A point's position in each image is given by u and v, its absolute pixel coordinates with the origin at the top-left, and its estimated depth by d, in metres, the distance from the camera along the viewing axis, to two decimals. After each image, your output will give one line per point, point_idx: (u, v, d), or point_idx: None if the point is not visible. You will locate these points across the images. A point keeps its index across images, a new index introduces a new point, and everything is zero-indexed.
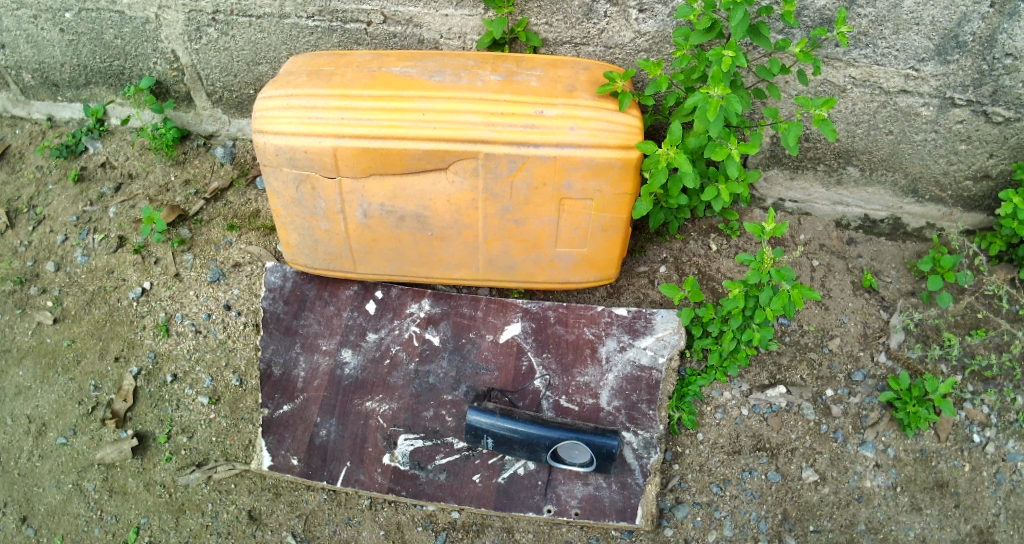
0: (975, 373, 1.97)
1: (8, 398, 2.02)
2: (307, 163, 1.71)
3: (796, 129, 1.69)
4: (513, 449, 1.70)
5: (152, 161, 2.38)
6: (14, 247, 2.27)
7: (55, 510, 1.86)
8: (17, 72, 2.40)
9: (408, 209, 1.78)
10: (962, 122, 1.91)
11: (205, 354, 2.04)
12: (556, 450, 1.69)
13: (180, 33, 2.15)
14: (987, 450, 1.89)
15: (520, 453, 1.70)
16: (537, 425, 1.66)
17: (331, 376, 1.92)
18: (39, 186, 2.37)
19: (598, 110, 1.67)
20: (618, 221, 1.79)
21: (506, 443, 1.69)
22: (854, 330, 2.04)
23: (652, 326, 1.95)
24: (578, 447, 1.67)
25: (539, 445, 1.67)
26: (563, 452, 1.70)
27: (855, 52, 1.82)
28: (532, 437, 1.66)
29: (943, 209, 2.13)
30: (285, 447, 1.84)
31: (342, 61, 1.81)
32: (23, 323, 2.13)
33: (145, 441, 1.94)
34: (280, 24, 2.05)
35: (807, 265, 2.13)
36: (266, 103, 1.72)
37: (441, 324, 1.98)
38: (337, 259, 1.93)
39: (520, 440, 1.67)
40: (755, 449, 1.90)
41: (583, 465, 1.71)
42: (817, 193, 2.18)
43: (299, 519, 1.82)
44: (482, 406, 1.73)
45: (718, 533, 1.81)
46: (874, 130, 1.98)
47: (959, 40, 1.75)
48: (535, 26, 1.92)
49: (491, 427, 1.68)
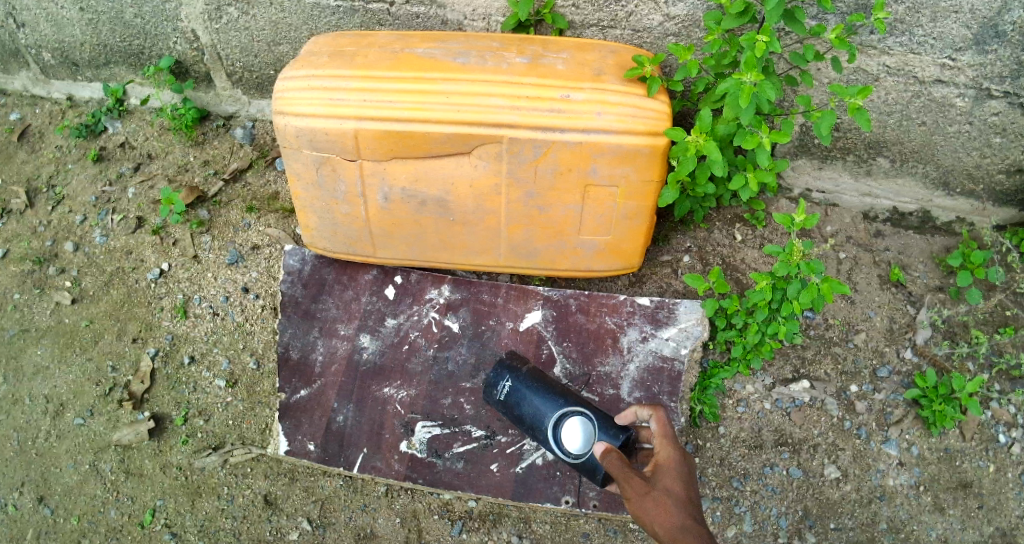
0: (1002, 372, 1.93)
1: (26, 378, 2.02)
2: (328, 145, 1.68)
3: (829, 119, 1.65)
4: (519, 401, 1.59)
5: (171, 142, 2.37)
6: (33, 226, 2.26)
7: (72, 490, 1.87)
8: (37, 51, 2.39)
9: (430, 194, 1.75)
10: (998, 114, 1.85)
11: (222, 337, 2.03)
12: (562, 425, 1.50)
13: (201, 12, 2.13)
14: (1013, 451, 1.84)
15: (524, 409, 1.57)
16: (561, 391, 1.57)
17: (349, 361, 1.90)
18: (58, 165, 2.37)
19: (626, 96, 1.63)
20: (644, 209, 1.75)
21: (520, 387, 1.60)
22: (881, 325, 2.00)
23: (675, 316, 1.92)
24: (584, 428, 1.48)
25: (547, 399, 1.55)
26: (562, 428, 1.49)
27: (890, 40, 1.77)
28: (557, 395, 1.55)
29: (974, 203, 2.08)
30: (302, 432, 1.82)
31: (364, 42, 1.77)
32: (42, 303, 2.12)
33: (161, 423, 1.93)
34: (301, 4, 2.02)
35: (834, 258, 2.09)
36: (287, 84, 1.69)
37: (461, 311, 1.95)
38: (357, 243, 1.91)
39: (534, 389, 1.58)
40: (777, 444, 1.87)
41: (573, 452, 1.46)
42: (845, 184, 2.13)
43: (315, 505, 1.81)
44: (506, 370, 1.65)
45: (737, 529, 1.79)
46: (907, 121, 1.92)
47: (999, 29, 1.70)
48: (561, 8, 1.88)
49: (519, 366, 1.64)
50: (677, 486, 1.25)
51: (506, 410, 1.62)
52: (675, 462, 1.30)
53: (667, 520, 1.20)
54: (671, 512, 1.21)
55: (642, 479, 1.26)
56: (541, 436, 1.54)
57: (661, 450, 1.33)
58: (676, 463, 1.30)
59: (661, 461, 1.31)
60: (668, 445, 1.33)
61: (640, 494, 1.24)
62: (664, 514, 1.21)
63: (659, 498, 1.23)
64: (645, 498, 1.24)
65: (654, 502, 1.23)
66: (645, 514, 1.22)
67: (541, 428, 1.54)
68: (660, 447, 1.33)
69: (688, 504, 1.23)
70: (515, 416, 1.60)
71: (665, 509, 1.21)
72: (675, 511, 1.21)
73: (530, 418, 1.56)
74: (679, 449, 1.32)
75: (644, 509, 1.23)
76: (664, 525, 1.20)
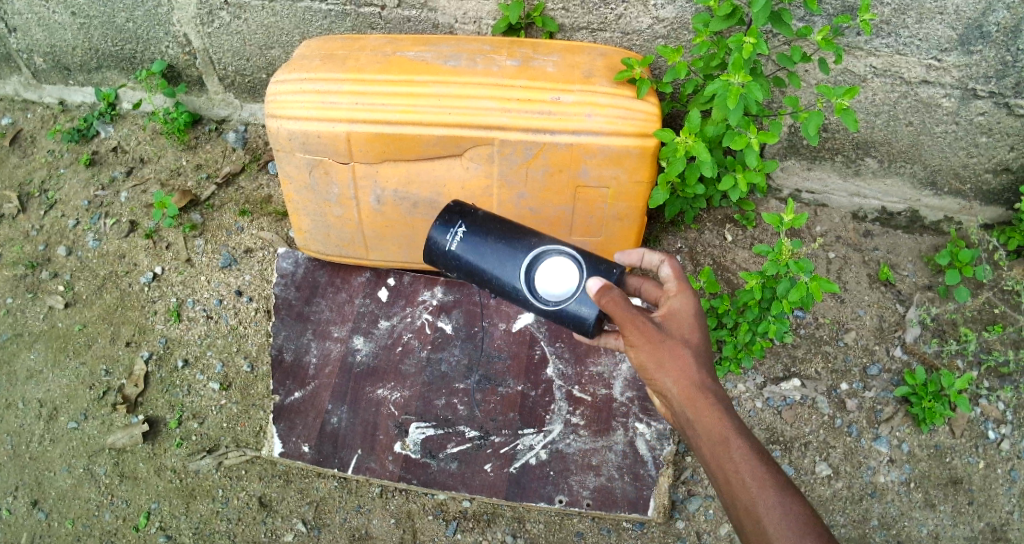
0: (991, 369, 1.95)
1: (20, 382, 2.02)
2: (320, 147, 1.69)
3: (817, 118, 1.67)
4: (480, 249, 1.54)
5: (164, 145, 2.37)
6: (25, 231, 2.26)
7: (66, 494, 1.87)
8: (29, 56, 2.39)
9: (422, 196, 1.76)
10: (984, 113, 1.87)
11: (216, 340, 2.04)
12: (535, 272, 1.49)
13: (193, 17, 2.13)
14: (1002, 447, 1.87)
15: (487, 257, 1.53)
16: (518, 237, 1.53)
17: (343, 363, 1.91)
18: (51, 169, 2.36)
19: (615, 97, 1.64)
20: (635, 210, 1.77)
21: (481, 234, 1.56)
22: (870, 323, 2.02)
23: None
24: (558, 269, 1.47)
25: (517, 242, 1.53)
26: (540, 271, 1.49)
27: (877, 41, 1.79)
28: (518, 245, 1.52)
29: (962, 202, 2.10)
30: (296, 434, 1.82)
31: (356, 45, 1.78)
32: (35, 307, 2.12)
33: (155, 426, 1.93)
34: (293, 8, 2.04)
35: (824, 258, 2.11)
36: (278, 87, 1.69)
37: (453, 312, 1.96)
38: (350, 245, 1.91)
39: (493, 238, 1.54)
40: (769, 442, 1.88)
41: (557, 294, 1.45)
42: (834, 184, 2.16)
43: (310, 506, 1.82)
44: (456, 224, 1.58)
45: (730, 527, 1.80)
46: (894, 121, 1.95)
47: (983, 30, 1.72)
48: (551, 11, 1.89)
49: (476, 211, 1.61)
50: (694, 335, 1.27)
51: (462, 267, 1.57)
52: (689, 310, 1.32)
53: (684, 369, 1.21)
54: (687, 360, 1.22)
55: (653, 324, 1.25)
56: (508, 287, 1.51)
57: (674, 298, 1.34)
58: (690, 311, 1.31)
59: (674, 309, 1.32)
60: (682, 293, 1.35)
61: (653, 339, 1.24)
62: (680, 363, 1.22)
63: (673, 348, 1.23)
64: (658, 343, 1.23)
65: (669, 349, 1.23)
66: (658, 358, 1.23)
67: (510, 276, 1.50)
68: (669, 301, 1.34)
69: (703, 354, 1.25)
70: (474, 270, 1.55)
71: (682, 358, 1.22)
72: (691, 359, 1.22)
73: (495, 266, 1.52)
74: (693, 297, 1.34)
75: (655, 353, 1.23)
76: (679, 378, 1.21)
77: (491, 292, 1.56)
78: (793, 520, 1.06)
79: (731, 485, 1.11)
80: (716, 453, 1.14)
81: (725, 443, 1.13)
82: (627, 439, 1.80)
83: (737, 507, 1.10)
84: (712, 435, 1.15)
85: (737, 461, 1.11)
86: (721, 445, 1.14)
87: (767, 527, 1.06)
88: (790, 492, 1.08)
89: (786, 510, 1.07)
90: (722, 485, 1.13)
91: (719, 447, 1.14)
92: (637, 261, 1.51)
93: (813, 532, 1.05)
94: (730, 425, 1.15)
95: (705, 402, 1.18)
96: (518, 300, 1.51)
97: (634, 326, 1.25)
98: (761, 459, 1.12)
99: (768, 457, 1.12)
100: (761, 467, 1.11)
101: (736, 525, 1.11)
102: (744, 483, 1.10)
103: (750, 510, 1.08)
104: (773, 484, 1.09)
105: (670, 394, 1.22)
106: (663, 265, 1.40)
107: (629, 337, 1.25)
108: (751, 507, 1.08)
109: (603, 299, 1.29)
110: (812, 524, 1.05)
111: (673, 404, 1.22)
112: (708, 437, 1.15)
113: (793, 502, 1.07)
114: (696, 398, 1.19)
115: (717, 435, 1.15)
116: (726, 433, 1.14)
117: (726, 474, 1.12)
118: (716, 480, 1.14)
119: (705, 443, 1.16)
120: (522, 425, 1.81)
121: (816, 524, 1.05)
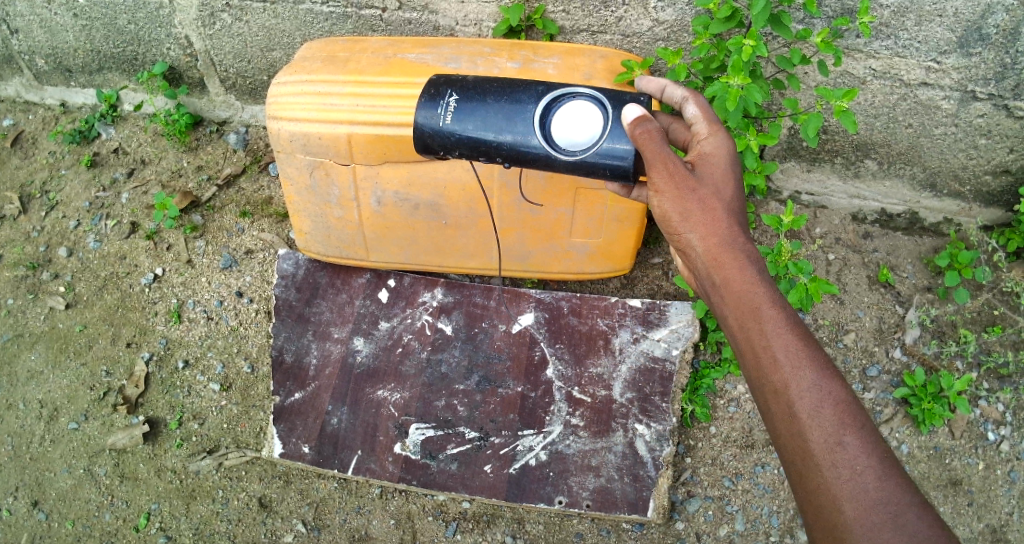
0: (991, 371, 1.96)
1: (20, 383, 2.02)
2: (321, 149, 1.68)
3: (816, 121, 1.68)
4: (479, 111, 1.36)
5: (165, 147, 2.38)
6: (27, 232, 2.26)
7: (66, 495, 1.88)
8: (30, 57, 2.39)
9: (423, 198, 1.77)
10: (983, 116, 1.87)
11: (216, 341, 2.04)
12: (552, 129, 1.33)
13: (194, 19, 2.14)
14: (1001, 448, 1.88)
15: (490, 120, 1.34)
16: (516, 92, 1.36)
17: (343, 364, 1.91)
18: (52, 171, 2.37)
19: None
20: (635, 212, 1.77)
21: (476, 97, 1.37)
22: (870, 325, 2.02)
23: (666, 318, 1.93)
24: (578, 120, 1.31)
25: (521, 95, 1.35)
26: (556, 118, 1.33)
27: (876, 44, 1.79)
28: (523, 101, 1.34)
29: (961, 204, 2.10)
30: (296, 435, 1.83)
31: (357, 48, 1.76)
32: (36, 308, 2.13)
33: (155, 427, 1.94)
34: (294, 10, 2.04)
35: (823, 259, 2.12)
36: (280, 89, 1.68)
37: (453, 313, 1.97)
38: (350, 247, 1.92)
39: (488, 99, 1.36)
40: (768, 444, 1.88)
41: (585, 140, 1.30)
42: (834, 186, 2.16)
43: (310, 507, 1.83)
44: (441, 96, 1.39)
45: (729, 528, 1.80)
46: (894, 123, 1.95)
47: (982, 32, 1.72)
48: (552, 13, 1.90)
49: (461, 79, 1.42)
50: (727, 186, 1.19)
51: (462, 139, 1.37)
52: (719, 156, 1.23)
53: (712, 224, 1.14)
54: (716, 213, 1.15)
55: (686, 172, 1.17)
56: (523, 146, 1.33)
57: (705, 142, 1.27)
58: (720, 157, 1.23)
59: (703, 155, 1.24)
60: (714, 136, 1.27)
61: (682, 187, 1.16)
62: (709, 217, 1.15)
63: (705, 201, 1.15)
64: (688, 190, 1.16)
65: (700, 202, 1.15)
66: (685, 210, 1.16)
67: (523, 135, 1.33)
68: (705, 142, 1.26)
69: (735, 208, 1.17)
70: (477, 137, 1.35)
71: (712, 212, 1.15)
72: (722, 212, 1.15)
73: (503, 126, 1.34)
74: (725, 141, 1.26)
75: (682, 204, 1.16)
76: (706, 235, 1.14)
77: (498, 160, 1.37)
78: (827, 401, 0.99)
79: (759, 361, 1.04)
80: (745, 323, 1.06)
81: (756, 312, 1.06)
82: (627, 440, 1.80)
83: (764, 384, 1.03)
84: (742, 301, 1.08)
85: (768, 335, 1.04)
86: (751, 315, 1.06)
87: (797, 407, 0.99)
88: (828, 373, 1.00)
89: (821, 390, 0.99)
90: (748, 359, 1.06)
91: (749, 317, 1.06)
92: (658, 91, 1.46)
93: (845, 415, 0.98)
94: (765, 295, 1.07)
95: (733, 264, 1.11)
96: (535, 159, 1.34)
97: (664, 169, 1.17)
98: (803, 343, 1.03)
99: (806, 332, 1.04)
100: (795, 340, 1.03)
101: (759, 399, 1.05)
102: (773, 356, 1.02)
103: (779, 390, 1.01)
104: (810, 361, 1.01)
105: (697, 251, 1.15)
106: (689, 105, 1.33)
107: (657, 181, 1.18)
108: (781, 386, 1.01)
109: (639, 131, 1.20)
110: (845, 406, 0.99)
111: (698, 262, 1.15)
112: (737, 302, 1.08)
113: (830, 384, 0.99)
114: (724, 259, 1.12)
115: (747, 304, 1.07)
116: (759, 302, 1.06)
117: (755, 346, 1.05)
118: (742, 351, 1.07)
119: (732, 309, 1.09)
120: (522, 426, 1.82)
121: (851, 408, 0.99)
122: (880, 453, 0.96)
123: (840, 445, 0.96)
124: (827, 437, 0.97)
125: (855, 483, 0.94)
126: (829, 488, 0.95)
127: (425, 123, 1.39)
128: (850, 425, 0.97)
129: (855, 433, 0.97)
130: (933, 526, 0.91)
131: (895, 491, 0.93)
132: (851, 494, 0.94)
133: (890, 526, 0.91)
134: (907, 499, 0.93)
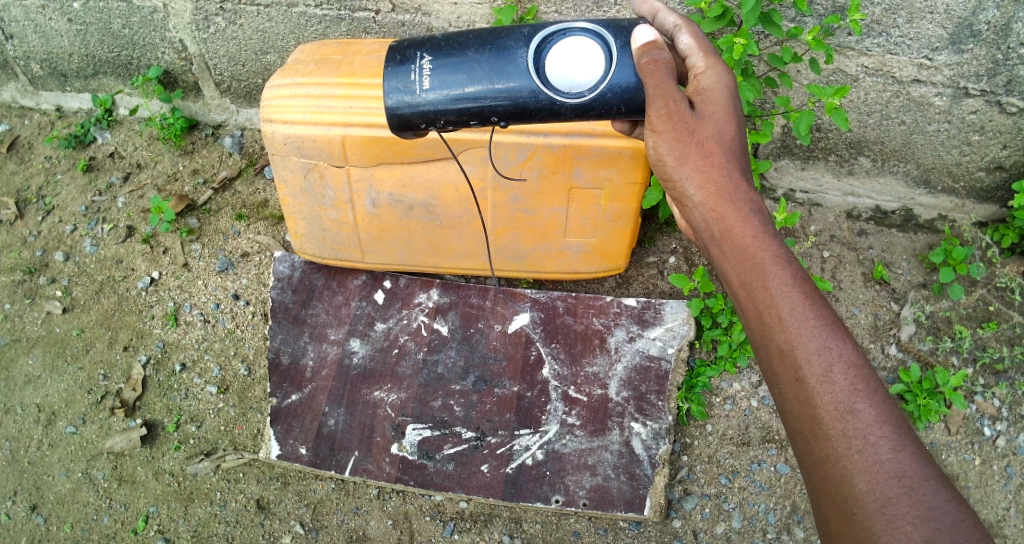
0: (986, 366, 1.96)
1: (18, 388, 2.02)
2: (315, 152, 1.67)
3: (807, 119, 1.70)
4: (465, 66, 1.32)
5: (160, 151, 2.38)
6: (24, 236, 2.27)
7: (64, 498, 1.88)
8: (25, 62, 2.39)
9: (417, 198, 1.77)
10: (976, 112, 1.87)
11: (213, 344, 2.04)
12: (549, 72, 1.30)
13: (189, 23, 2.15)
14: (997, 444, 1.89)
15: (479, 74, 1.31)
16: (496, 43, 1.33)
17: (340, 365, 1.92)
18: (48, 176, 2.37)
19: None
20: (629, 211, 1.78)
21: (455, 53, 1.33)
22: (865, 322, 2.03)
23: (661, 316, 1.94)
24: (574, 58, 1.29)
25: (505, 43, 1.33)
26: (551, 60, 1.30)
27: (868, 41, 1.80)
28: (509, 51, 1.32)
29: (955, 200, 2.11)
30: (293, 436, 1.83)
31: (350, 49, 1.71)
32: (33, 312, 2.13)
33: (153, 430, 1.94)
34: (288, 13, 2.05)
35: (818, 257, 2.12)
36: (273, 91, 1.65)
37: (449, 314, 1.97)
38: (346, 248, 1.92)
39: (469, 53, 1.33)
40: (765, 441, 1.88)
41: (590, 76, 1.28)
42: (828, 184, 2.17)
43: (308, 509, 1.83)
44: (415, 59, 1.35)
45: (727, 525, 1.81)
46: (887, 120, 1.95)
47: (974, 29, 1.72)
48: (545, 14, 1.91)
49: (425, 42, 1.39)
50: (728, 130, 1.17)
51: (450, 101, 1.32)
52: (718, 94, 1.20)
53: (712, 176, 1.15)
54: (716, 164, 1.15)
55: (685, 112, 1.18)
56: (523, 97, 1.30)
57: (703, 76, 1.22)
58: (720, 95, 1.20)
59: (701, 93, 1.21)
60: (712, 70, 1.22)
61: (681, 132, 1.17)
62: (708, 169, 1.15)
63: (704, 144, 1.16)
64: (685, 140, 1.17)
65: (698, 145, 1.16)
66: (683, 159, 1.17)
67: (520, 83, 1.30)
68: (702, 75, 1.22)
69: (737, 156, 1.17)
70: (468, 96, 1.32)
71: (711, 154, 1.15)
72: (722, 161, 1.15)
73: (495, 78, 1.31)
74: (725, 75, 1.21)
75: (679, 147, 1.18)
76: (704, 177, 1.15)
77: (495, 118, 1.34)
78: (836, 364, 0.98)
79: (763, 320, 1.04)
80: (748, 280, 1.07)
81: (759, 269, 1.07)
82: (623, 439, 1.80)
83: (769, 343, 1.04)
84: (745, 258, 1.09)
85: (772, 291, 1.04)
86: (753, 268, 1.07)
87: (804, 370, 0.99)
88: (837, 335, 1.00)
89: (829, 353, 0.99)
90: (752, 317, 1.07)
91: (752, 275, 1.07)
92: (650, 15, 1.36)
93: (858, 381, 0.98)
94: (769, 252, 1.07)
95: (735, 219, 1.12)
96: (537, 108, 1.32)
97: (664, 105, 1.19)
98: (809, 303, 1.03)
99: (812, 290, 1.04)
100: (801, 299, 1.03)
101: (761, 355, 1.07)
102: (778, 316, 1.03)
103: (785, 351, 1.01)
104: (817, 322, 1.01)
105: (695, 203, 1.16)
106: (682, 36, 1.27)
107: (655, 119, 1.20)
108: (787, 347, 1.01)
109: (644, 61, 1.22)
110: (856, 370, 0.98)
111: (698, 216, 1.16)
112: (740, 257, 1.09)
113: (839, 347, 0.99)
114: (724, 213, 1.13)
115: (750, 262, 1.08)
116: (762, 260, 1.07)
117: (759, 304, 1.05)
118: (745, 308, 1.08)
119: (736, 267, 1.10)
120: (519, 425, 1.82)
121: (864, 373, 0.98)
122: (891, 420, 0.96)
123: (852, 412, 0.96)
124: (838, 403, 0.97)
125: (867, 454, 0.94)
126: (841, 458, 0.95)
127: (399, 92, 1.34)
128: (862, 391, 0.97)
129: (867, 399, 0.97)
130: (948, 499, 0.91)
131: (908, 462, 0.93)
132: (863, 466, 0.94)
133: (904, 498, 0.91)
134: (921, 471, 0.93)
